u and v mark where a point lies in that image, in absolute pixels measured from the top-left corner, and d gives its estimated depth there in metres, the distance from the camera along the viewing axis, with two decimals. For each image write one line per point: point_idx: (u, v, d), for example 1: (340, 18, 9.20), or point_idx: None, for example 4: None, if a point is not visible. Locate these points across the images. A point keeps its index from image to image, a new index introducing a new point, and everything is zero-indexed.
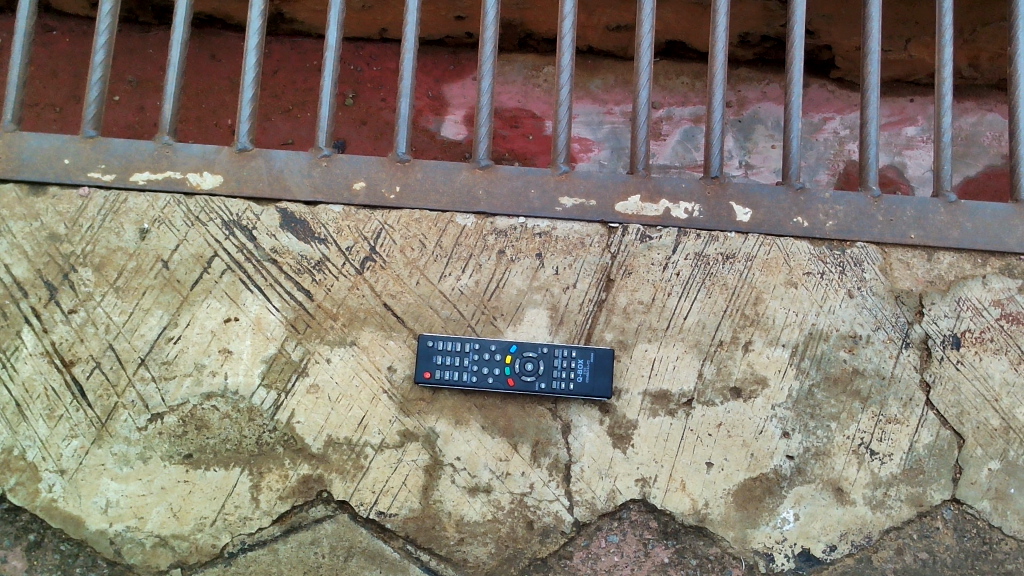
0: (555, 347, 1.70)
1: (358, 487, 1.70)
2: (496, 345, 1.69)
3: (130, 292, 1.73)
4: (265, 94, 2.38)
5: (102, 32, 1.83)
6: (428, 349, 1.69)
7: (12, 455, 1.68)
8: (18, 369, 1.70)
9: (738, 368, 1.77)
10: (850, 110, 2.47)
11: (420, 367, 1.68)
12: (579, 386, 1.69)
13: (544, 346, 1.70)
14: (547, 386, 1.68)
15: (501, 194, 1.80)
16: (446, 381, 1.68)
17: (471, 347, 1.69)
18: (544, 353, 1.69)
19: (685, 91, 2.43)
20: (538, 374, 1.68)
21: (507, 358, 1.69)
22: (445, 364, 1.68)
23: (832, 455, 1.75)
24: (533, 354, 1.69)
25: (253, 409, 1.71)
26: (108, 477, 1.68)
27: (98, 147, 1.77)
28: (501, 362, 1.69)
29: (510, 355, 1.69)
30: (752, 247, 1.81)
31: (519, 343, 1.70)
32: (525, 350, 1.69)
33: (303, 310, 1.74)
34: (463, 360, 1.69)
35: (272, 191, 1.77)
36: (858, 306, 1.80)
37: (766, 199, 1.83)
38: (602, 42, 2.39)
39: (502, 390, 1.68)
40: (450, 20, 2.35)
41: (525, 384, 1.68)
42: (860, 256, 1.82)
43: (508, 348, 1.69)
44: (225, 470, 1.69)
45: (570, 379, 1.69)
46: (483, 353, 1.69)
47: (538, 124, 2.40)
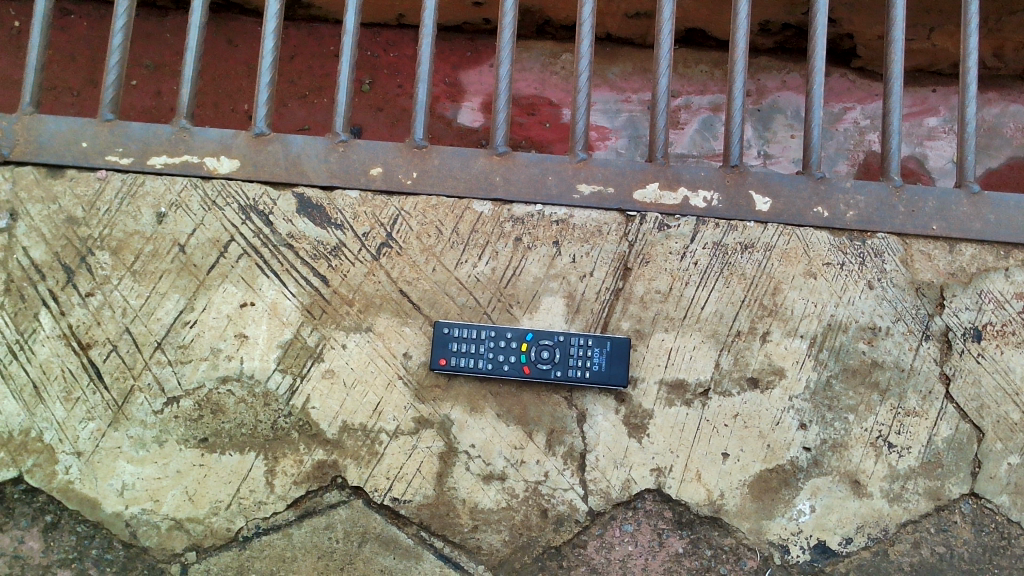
0: (572, 336, 1.69)
1: (372, 473, 1.70)
2: (511, 333, 1.69)
3: (147, 276, 1.73)
4: (282, 80, 2.38)
5: (120, 15, 1.82)
6: (443, 336, 1.68)
7: (29, 437, 1.68)
8: (36, 351, 1.71)
9: (756, 359, 1.76)
10: (871, 100, 2.44)
11: (436, 354, 1.68)
12: (595, 373, 1.68)
13: (560, 335, 1.69)
14: (562, 375, 1.67)
15: (518, 180, 1.79)
16: (461, 368, 1.67)
17: (486, 335, 1.68)
18: (560, 341, 1.68)
19: (704, 80, 2.41)
20: (554, 362, 1.67)
21: (523, 346, 1.68)
22: (461, 351, 1.68)
23: (850, 447, 1.74)
24: (549, 342, 1.68)
25: (268, 394, 1.71)
26: (124, 460, 1.68)
27: (116, 131, 1.77)
28: (518, 350, 1.68)
29: (526, 343, 1.68)
30: (771, 236, 1.80)
31: (535, 331, 1.69)
32: (541, 338, 1.68)
33: (319, 296, 1.74)
34: (479, 347, 1.68)
35: (289, 176, 1.77)
36: (878, 298, 1.79)
37: (786, 188, 1.81)
38: (621, 29, 2.36)
39: (518, 377, 1.68)
40: (468, 6, 2.33)
41: (541, 372, 1.67)
42: (881, 247, 1.80)
43: (523, 336, 1.69)
44: (240, 454, 1.69)
45: (586, 367, 1.68)
46: (499, 341, 1.68)
47: (555, 112, 2.39)
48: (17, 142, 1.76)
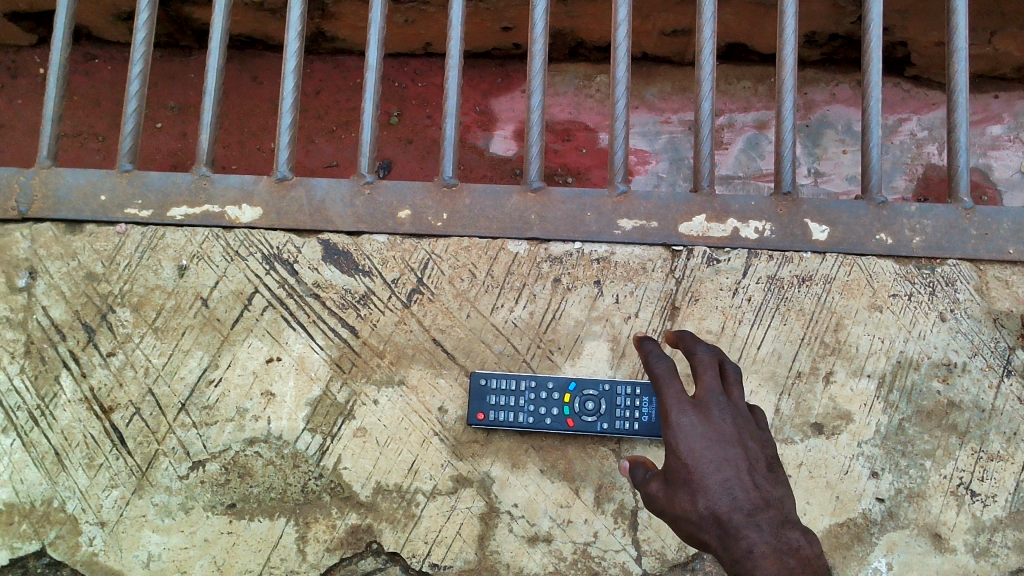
0: (618, 384, 1.56)
1: (409, 538, 1.59)
2: (553, 383, 1.57)
3: (170, 333, 1.66)
4: (308, 115, 2.32)
5: (136, 61, 1.74)
6: (480, 388, 1.57)
7: (51, 508, 1.60)
8: (57, 417, 1.63)
9: (820, 403, 1.62)
10: (927, 110, 2.30)
11: (473, 408, 1.57)
12: (645, 425, 1.55)
13: (605, 383, 1.57)
14: (609, 427, 1.55)
15: (555, 218, 1.68)
16: (501, 423, 1.56)
17: (526, 386, 1.57)
18: (605, 391, 1.56)
19: (748, 96, 2.28)
20: (599, 414, 1.55)
21: (565, 398, 1.56)
22: (499, 404, 1.57)
23: (928, 497, 1.59)
24: (593, 392, 1.56)
25: (298, 455, 1.61)
26: (150, 529, 1.59)
27: (135, 182, 1.70)
28: (561, 402, 1.56)
29: (569, 394, 1.56)
30: (831, 267, 1.66)
31: (577, 380, 1.57)
32: (585, 388, 1.56)
33: (348, 348, 1.65)
34: (518, 400, 1.57)
35: (314, 223, 1.68)
36: (951, 331, 1.64)
37: (844, 215, 1.67)
38: (657, 47, 2.25)
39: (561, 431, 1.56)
40: (497, 32, 2.23)
41: (586, 425, 1.56)
42: (953, 275, 1.66)
43: (565, 386, 1.57)
44: (270, 520, 1.59)
45: (634, 419, 1.55)
46: (540, 393, 1.57)
47: (591, 137, 2.28)
48: (35, 198, 1.70)
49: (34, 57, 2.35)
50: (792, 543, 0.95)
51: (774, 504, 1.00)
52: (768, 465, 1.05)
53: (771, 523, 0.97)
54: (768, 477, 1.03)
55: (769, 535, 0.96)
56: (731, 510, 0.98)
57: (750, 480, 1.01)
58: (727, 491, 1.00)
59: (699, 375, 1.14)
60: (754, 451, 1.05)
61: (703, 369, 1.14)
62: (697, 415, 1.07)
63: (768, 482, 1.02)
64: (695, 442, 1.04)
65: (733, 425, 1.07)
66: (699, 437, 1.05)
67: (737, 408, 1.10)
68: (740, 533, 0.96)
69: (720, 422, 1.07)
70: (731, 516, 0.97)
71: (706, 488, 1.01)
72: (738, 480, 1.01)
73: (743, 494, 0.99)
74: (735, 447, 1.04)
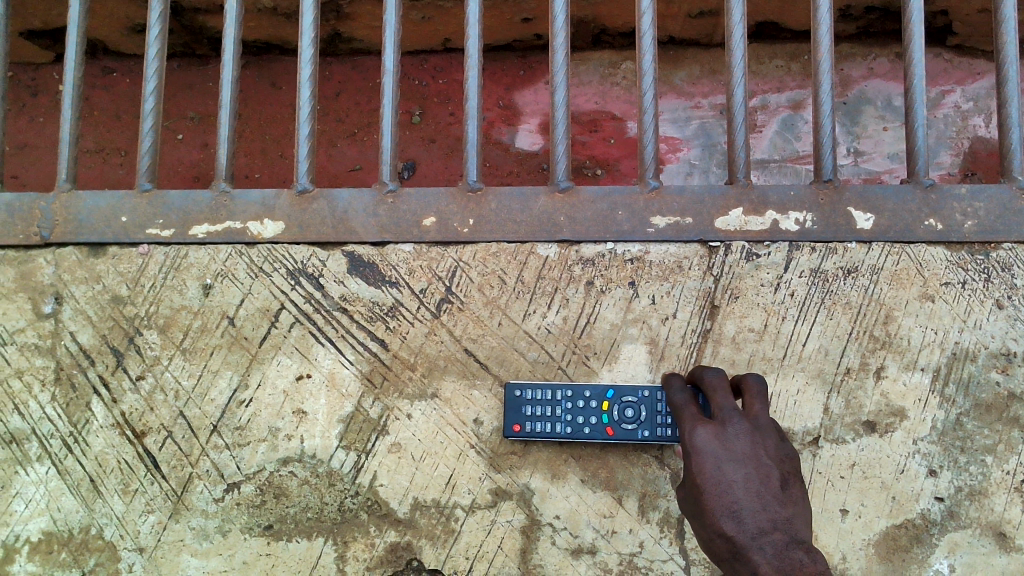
0: (658, 391, 1.49)
1: (450, 554, 1.55)
2: (591, 391, 1.51)
3: (198, 354, 1.63)
4: (328, 119, 2.28)
5: (151, 77, 1.71)
6: (515, 400, 1.51)
7: (89, 535, 1.58)
8: (90, 443, 1.61)
9: (871, 400, 1.55)
10: (972, 80, 2.19)
11: (508, 420, 1.51)
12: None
13: (645, 390, 1.50)
14: (650, 435, 1.47)
15: (585, 218, 1.62)
16: (537, 434, 1.50)
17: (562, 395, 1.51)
18: (645, 397, 1.49)
19: (781, 76, 2.19)
20: (640, 421, 1.48)
21: (604, 405, 1.50)
22: (535, 415, 1.51)
23: (991, 494, 1.51)
24: (633, 399, 1.49)
25: (333, 473, 1.58)
26: (188, 553, 1.57)
27: (155, 201, 1.67)
28: (600, 410, 1.50)
29: (607, 402, 1.50)
30: (877, 257, 1.58)
31: (616, 387, 1.51)
32: (623, 395, 1.50)
33: (378, 362, 1.61)
34: (554, 410, 1.50)
35: (337, 235, 1.64)
36: (1010, 319, 1.56)
37: (890, 201, 1.59)
38: (684, 30, 2.16)
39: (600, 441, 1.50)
40: (517, 23, 2.16)
41: (627, 434, 1.48)
42: (1009, 260, 1.57)
43: (604, 394, 1.50)
44: (308, 541, 1.57)
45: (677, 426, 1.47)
46: (577, 401, 1.51)
47: (619, 126, 2.21)
48: (56, 222, 1.67)
49: (53, 73, 2.34)
50: (794, 562, 0.96)
51: (782, 525, 1.01)
52: (782, 482, 1.07)
53: (775, 546, 0.99)
54: (777, 495, 1.05)
55: (773, 556, 0.97)
56: (737, 534, 1.01)
57: (754, 500, 1.04)
58: (732, 514, 1.03)
59: (716, 397, 1.22)
60: (763, 466, 1.08)
61: (716, 386, 1.25)
62: (711, 432, 1.13)
63: (777, 501, 1.04)
64: (708, 461, 1.10)
65: (748, 443, 1.11)
66: (712, 454, 1.10)
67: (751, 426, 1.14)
68: (746, 556, 0.99)
69: (730, 440, 1.11)
70: (736, 540, 1.01)
71: (713, 509, 1.06)
72: (745, 499, 1.04)
73: (748, 518, 1.02)
74: (750, 464, 1.08)
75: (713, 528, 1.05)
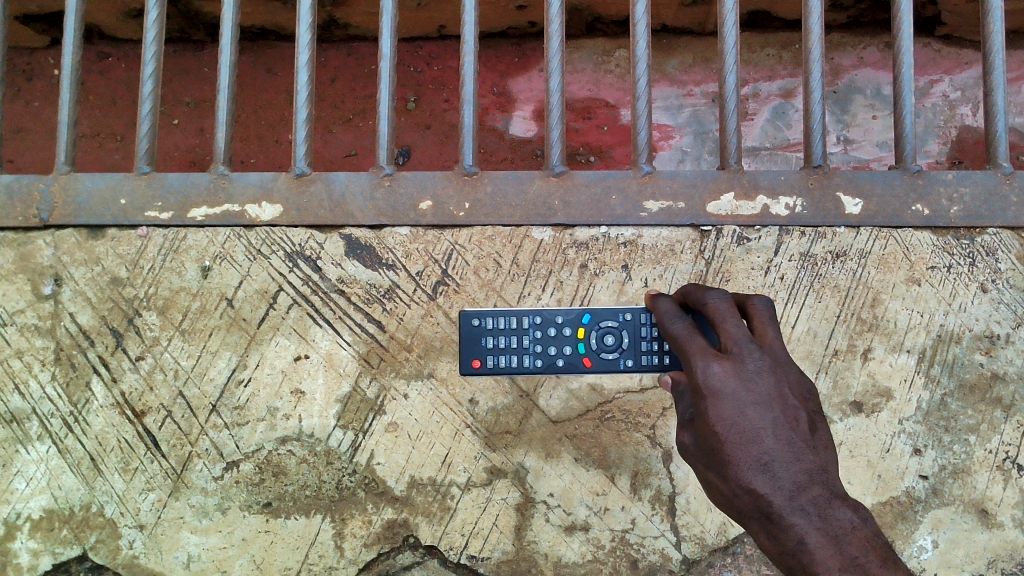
0: (640, 316, 1.48)
1: (446, 530, 1.58)
2: (564, 318, 1.51)
3: (196, 335, 1.65)
4: (324, 104, 2.29)
5: (148, 61, 1.72)
6: (477, 332, 1.51)
7: (90, 513, 1.61)
8: (90, 422, 1.63)
9: (858, 380, 1.58)
10: (960, 70, 2.22)
11: (467, 355, 1.51)
12: (676, 359, 1.46)
13: (623, 315, 1.49)
14: (632, 362, 1.47)
15: (579, 202, 1.64)
16: (504, 367, 1.50)
17: (527, 327, 1.50)
18: (624, 323, 1.49)
19: (772, 64, 2.22)
20: (619, 348, 1.48)
21: (579, 333, 1.50)
22: (499, 348, 1.50)
23: (973, 472, 1.55)
24: (612, 325, 1.49)
25: (330, 452, 1.61)
26: (188, 530, 1.60)
27: (153, 184, 1.69)
28: (573, 339, 1.50)
29: (583, 329, 1.50)
30: (865, 242, 1.61)
31: (592, 313, 1.50)
32: (601, 321, 1.49)
33: (376, 343, 1.63)
34: (520, 342, 1.50)
35: (335, 218, 1.66)
36: (993, 302, 1.60)
37: (877, 186, 1.62)
38: (677, 18, 2.18)
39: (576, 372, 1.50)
40: (512, 11, 2.18)
41: (605, 362, 1.49)
42: (993, 245, 1.61)
43: (579, 320, 1.50)
44: (306, 518, 1.59)
45: (661, 352, 1.47)
46: (548, 330, 1.50)
47: (613, 113, 2.24)
48: (56, 205, 1.68)
49: (47, 58, 2.33)
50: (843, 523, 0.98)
51: (817, 478, 1.01)
52: (808, 426, 1.06)
53: (815, 504, 0.99)
54: (806, 443, 1.04)
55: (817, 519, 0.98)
56: (772, 492, 1.00)
57: (786, 451, 1.02)
58: (764, 468, 1.01)
59: (726, 326, 1.16)
60: (787, 407, 1.06)
61: (720, 313, 1.19)
62: (728, 369, 1.08)
63: (807, 449, 1.03)
64: (728, 403, 1.06)
65: (768, 379, 1.08)
66: (733, 395, 1.06)
67: (767, 362, 1.10)
68: (786, 521, 0.98)
69: (750, 378, 1.07)
70: (770, 499, 0.99)
71: (739, 461, 1.02)
72: (775, 450, 1.02)
73: (783, 473, 1.00)
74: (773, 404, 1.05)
75: (740, 482, 1.02)
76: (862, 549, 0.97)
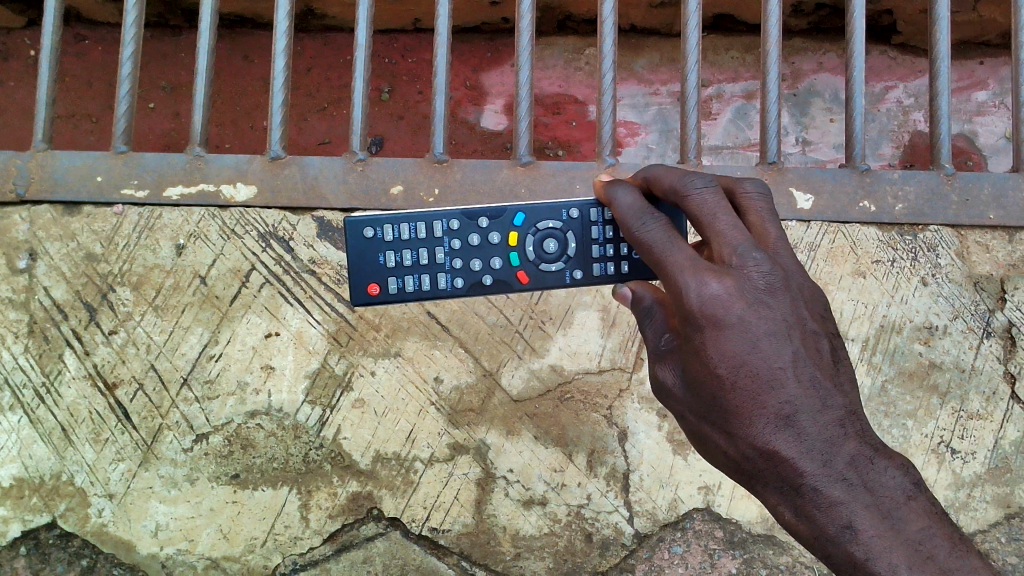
0: (583, 216, 1.30)
1: (409, 503, 1.64)
2: (492, 225, 1.32)
3: (169, 310, 1.70)
4: (299, 93, 2.34)
5: (128, 43, 1.76)
6: (381, 246, 1.31)
7: (60, 481, 1.64)
8: (62, 394, 1.67)
9: None
10: (914, 77, 2.32)
11: (369, 275, 1.31)
12: (634, 266, 1.29)
13: (564, 217, 1.30)
14: (577, 270, 1.31)
15: (544, 191, 1.71)
16: (412, 284, 1.31)
17: (441, 232, 1.32)
18: (564, 226, 1.30)
19: (736, 66, 2.31)
20: (563, 255, 1.31)
21: (512, 240, 1.32)
22: (408, 263, 1.31)
23: (910, 455, 1.64)
24: (549, 229, 1.31)
25: (298, 426, 1.66)
26: (157, 500, 1.64)
27: (129, 163, 1.71)
28: (504, 246, 1.32)
29: (516, 234, 1.32)
30: (815, 235, 1.69)
31: (525, 215, 1.32)
32: (534, 225, 1.31)
33: (344, 322, 1.69)
34: (435, 254, 1.32)
35: (307, 200, 1.71)
36: (933, 295, 1.70)
37: (828, 183, 1.69)
38: (645, 19, 2.26)
39: (508, 287, 1.32)
40: (486, 7, 2.24)
41: (544, 271, 1.31)
42: (934, 241, 1.71)
43: (511, 225, 1.32)
44: (273, 489, 1.64)
45: (615, 258, 1.30)
46: (473, 239, 1.32)
47: (581, 110, 2.32)
48: (33, 180, 1.70)
49: (24, 38, 2.36)
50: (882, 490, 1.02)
51: (846, 427, 1.03)
52: (830, 356, 1.07)
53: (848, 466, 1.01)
54: (825, 381, 1.04)
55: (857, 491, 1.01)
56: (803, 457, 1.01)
57: (811, 400, 1.01)
58: (788, 423, 1.01)
59: (717, 224, 1.05)
60: (805, 335, 1.05)
61: (705, 209, 1.07)
62: (733, 287, 1.01)
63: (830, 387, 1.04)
64: (740, 338, 1.00)
65: (773, 292, 1.03)
66: (742, 325, 1.01)
67: (774, 272, 1.03)
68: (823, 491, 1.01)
69: (757, 298, 1.02)
70: (801, 463, 1.01)
71: (757, 418, 1.02)
72: (801, 399, 1.01)
73: (808, 433, 1.01)
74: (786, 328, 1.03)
75: (758, 438, 1.02)
76: (925, 531, 1.01)
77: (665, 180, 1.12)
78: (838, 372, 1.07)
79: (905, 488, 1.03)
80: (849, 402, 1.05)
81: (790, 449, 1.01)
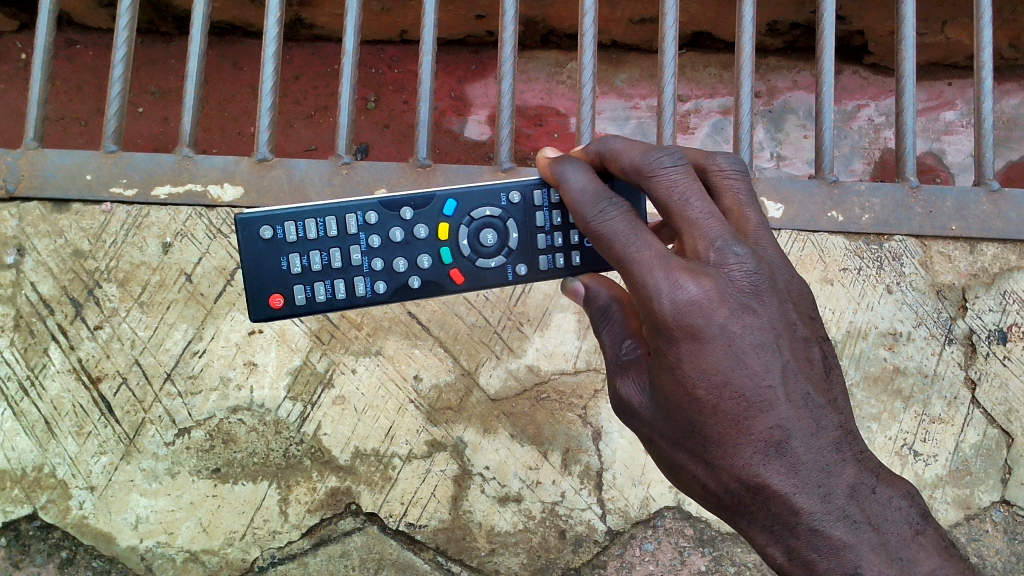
0: (521, 203, 1.27)
1: (386, 499, 1.67)
2: (419, 219, 1.28)
3: (155, 307, 1.73)
4: (287, 100, 2.38)
5: (120, 45, 1.76)
6: (282, 249, 1.25)
7: (42, 473, 1.66)
8: (46, 387, 1.69)
9: None
10: (884, 97, 2.41)
11: (271, 285, 1.25)
12: (585, 258, 1.26)
13: (496, 207, 1.27)
14: (515, 266, 1.27)
15: None
16: (324, 291, 1.26)
17: (355, 228, 1.27)
18: (500, 215, 1.27)
19: (713, 83, 2.38)
20: (500, 248, 1.27)
21: (441, 233, 1.28)
22: (316, 267, 1.26)
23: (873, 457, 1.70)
24: (480, 220, 1.27)
25: (279, 422, 1.69)
26: (138, 493, 1.67)
27: (118, 162, 1.72)
28: (432, 241, 1.28)
29: (446, 227, 1.28)
30: (786, 244, 1.75)
31: (456, 205, 1.28)
32: (464, 216, 1.28)
33: (327, 321, 1.72)
34: (351, 254, 1.27)
35: (293, 203, 1.71)
36: (897, 302, 1.76)
37: (797, 193, 1.73)
38: (625, 35, 2.32)
39: (439, 285, 1.28)
40: (471, 20, 2.30)
41: (478, 265, 1.27)
42: (898, 251, 1.77)
43: (440, 217, 1.28)
44: (253, 484, 1.67)
45: (559, 251, 1.26)
46: (398, 234, 1.28)
47: (563, 122, 2.38)
48: (22, 177, 1.71)
49: (16, 41, 2.39)
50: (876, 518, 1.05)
51: (840, 453, 1.05)
52: (824, 370, 1.08)
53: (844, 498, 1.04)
54: (818, 399, 1.05)
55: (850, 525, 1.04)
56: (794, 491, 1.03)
57: (802, 428, 1.03)
58: (778, 450, 1.02)
59: (689, 213, 1.03)
60: (796, 347, 1.05)
61: (674, 195, 1.05)
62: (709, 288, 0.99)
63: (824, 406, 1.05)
64: (721, 350, 1.00)
65: (752, 287, 1.02)
66: (722, 331, 1.00)
67: (755, 269, 1.02)
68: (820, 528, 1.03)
69: (734, 300, 1.01)
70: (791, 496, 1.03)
71: (744, 446, 1.02)
72: (791, 425, 1.02)
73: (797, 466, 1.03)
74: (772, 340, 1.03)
75: (745, 466, 1.02)
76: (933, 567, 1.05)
77: (625, 159, 1.11)
78: (831, 385, 1.08)
79: (912, 521, 1.08)
80: (844, 419, 1.07)
81: (782, 483, 1.02)
